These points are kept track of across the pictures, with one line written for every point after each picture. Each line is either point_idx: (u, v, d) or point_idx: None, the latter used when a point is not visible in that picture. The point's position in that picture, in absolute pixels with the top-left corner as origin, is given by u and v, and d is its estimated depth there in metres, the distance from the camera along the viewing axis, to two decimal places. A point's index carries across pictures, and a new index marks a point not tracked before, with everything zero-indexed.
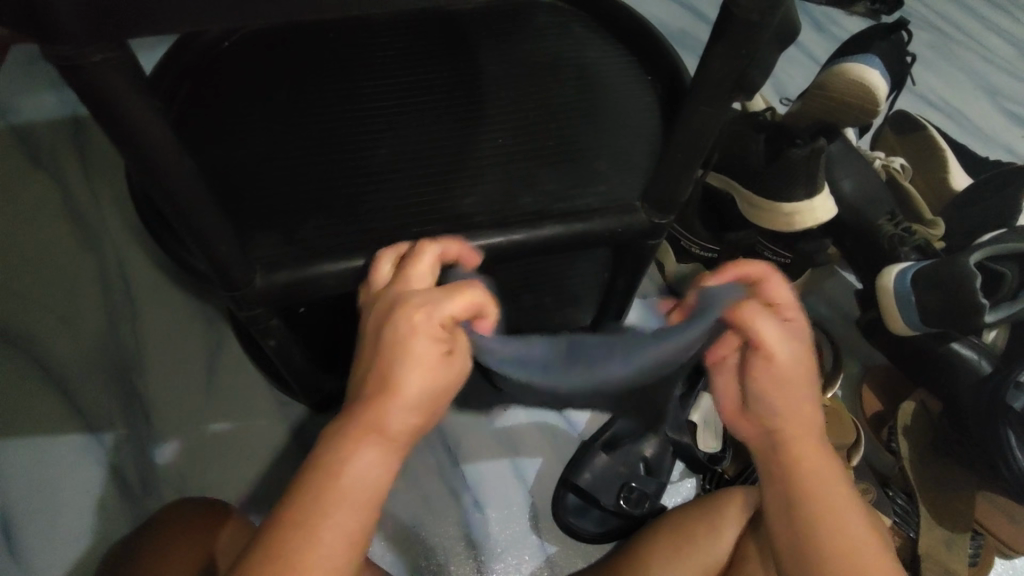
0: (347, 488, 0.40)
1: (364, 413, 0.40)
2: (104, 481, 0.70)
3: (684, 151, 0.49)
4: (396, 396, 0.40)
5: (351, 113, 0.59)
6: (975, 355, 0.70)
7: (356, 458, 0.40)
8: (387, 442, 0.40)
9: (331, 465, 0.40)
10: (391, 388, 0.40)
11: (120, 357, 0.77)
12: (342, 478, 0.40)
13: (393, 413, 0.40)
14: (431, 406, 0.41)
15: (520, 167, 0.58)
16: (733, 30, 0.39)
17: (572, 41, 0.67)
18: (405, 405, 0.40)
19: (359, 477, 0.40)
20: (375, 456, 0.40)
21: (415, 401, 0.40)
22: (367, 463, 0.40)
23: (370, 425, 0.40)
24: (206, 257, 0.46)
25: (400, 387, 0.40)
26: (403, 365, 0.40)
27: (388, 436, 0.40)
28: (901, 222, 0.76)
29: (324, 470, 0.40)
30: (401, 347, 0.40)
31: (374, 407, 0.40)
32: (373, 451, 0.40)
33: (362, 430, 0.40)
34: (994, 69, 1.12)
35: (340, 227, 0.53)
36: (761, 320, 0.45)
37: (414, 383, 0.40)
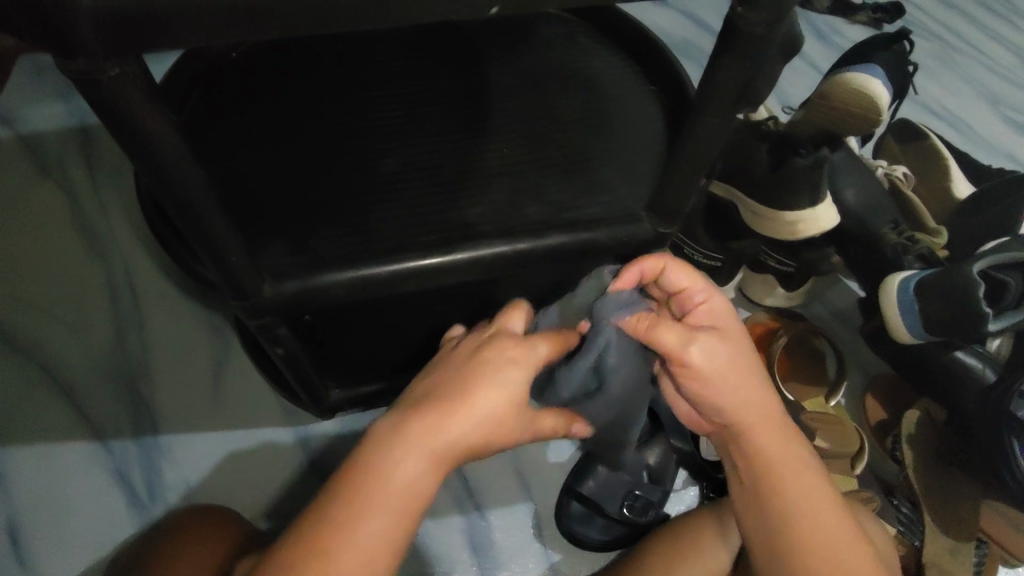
0: (387, 492, 0.40)
1: (424, 415, 0.41)
2: (111, 487, 0.71)
3: (689, 161, 0.50)
4: (464, 410, 0.41)
5: (359, 123, 0.59)
6: (978, 363, 0.70)
7: (405, 466, 0.40)
8: (440, 454, 0.41)
9: (376, 461, 0.40)
10: (466, 405, 0.41)
11: (127, 364, 0.77)
12: (385, 475, 0.40)
13: (452, 428, 0.41)
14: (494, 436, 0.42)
15: (526, 177, 0.59)
16: (737, 42, 0.40)
17: (576, 52, 0.67)
18: (474, 422, 0.41)
19: (400, 481, 0.40)
20: (422, 467, 0.40)
21: (484, 423, 0.42)
22: (412, 467, 0.40)
23: (427, 428, 0.41)
24: (217, 266, 0.47)
25: (472, 408, 0.41)
26: (486, 386, 0.42)
27: (442, 450, 0.41)
28: (904, 230, 0.76)
29: (370, 463, 0.40)
30: (489, 368, 0.43)
31: (438, 417, 0.41)
32: (424, 462, 0.40)
33: (419, 437, 0.40)
34: (997, 78, 1.12)
35: (349, 236, 0.54)
36: (662, 332, 0.47)
37: (495, 410, 0.42)
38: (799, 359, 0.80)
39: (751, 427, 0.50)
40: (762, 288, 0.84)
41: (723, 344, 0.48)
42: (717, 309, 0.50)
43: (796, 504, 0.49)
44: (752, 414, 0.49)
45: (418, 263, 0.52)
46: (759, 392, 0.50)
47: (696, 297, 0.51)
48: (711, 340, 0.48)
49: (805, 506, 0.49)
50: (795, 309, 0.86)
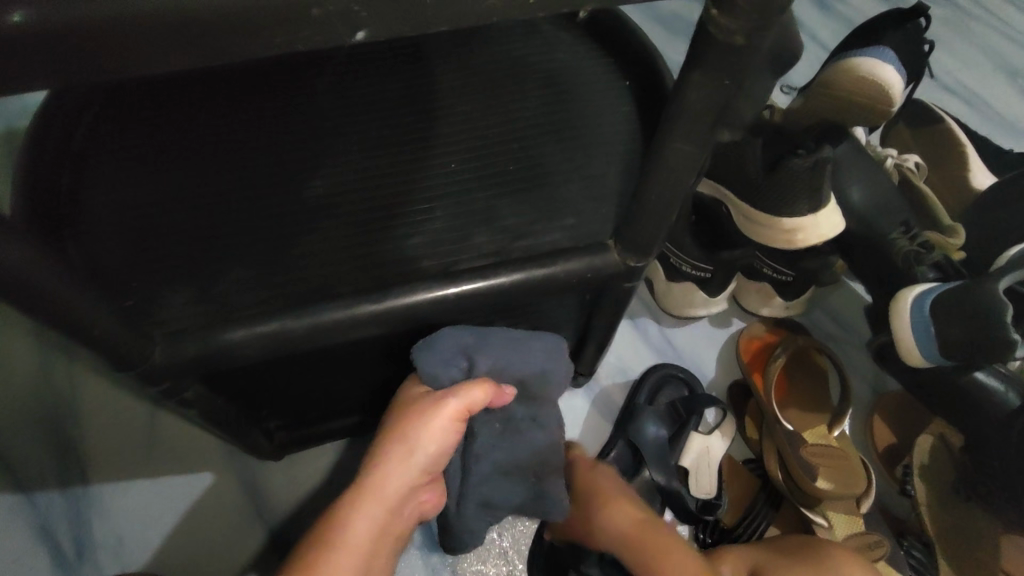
0: (339, 548, 0.46)
1: (367, 475, 0.49)
2: (34, 547, 0.64)
3: (660, 189, 0.41)
4: (397, 443, 0.48)
5: (279, 142, 0.51)
6: (1002, 386, 0.62)
7: (350, 514, 0.47)
8: (383, 499, 0.48)
9: (333, 526, 0.47)
10: (395, 447, 0.49)
11: (53, 403, 0.70)
12: (341, 535, 0.47)
13: (389, 462, 0.49)
14: (424, 461, 0.49)
15: (476, 199, 0.50)
16: (711, 55, 0.31)
17: (538, 42, 0.58)
18: (400, 459, 0.48)
19: (359, 535, 0.47)
20: (370, 510, 0.48)
21: (412, 455, 0.48)
22: (367, 520, 0.48)
23: (372, 482, 0.48)
24: (84, 337, 0.38)
25: (414, 442, 0.48)
26: (414, 428, 0.48)
27: (386, 490, 0.48)
28: (916, 235, 0.67)
29: (329, 529, 0.47)
30: (407, 410, 0.49)
31: (379, 460, 0.49)
32: (369, 506, 0.48)
33: (360, 491, 0.48)
34: (1017, 47, 1.01)
35: (262, 282, 0.45)
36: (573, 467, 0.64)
37: (414, 441, 0.48)
38: (799, 378, 0.72)
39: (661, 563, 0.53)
40: (758, 298, 0.76)
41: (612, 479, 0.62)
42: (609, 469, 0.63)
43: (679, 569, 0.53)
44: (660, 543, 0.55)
45: (344, 313, 0.44)
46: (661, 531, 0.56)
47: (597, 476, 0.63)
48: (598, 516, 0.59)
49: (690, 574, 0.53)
50: (795, 319, 0.78)
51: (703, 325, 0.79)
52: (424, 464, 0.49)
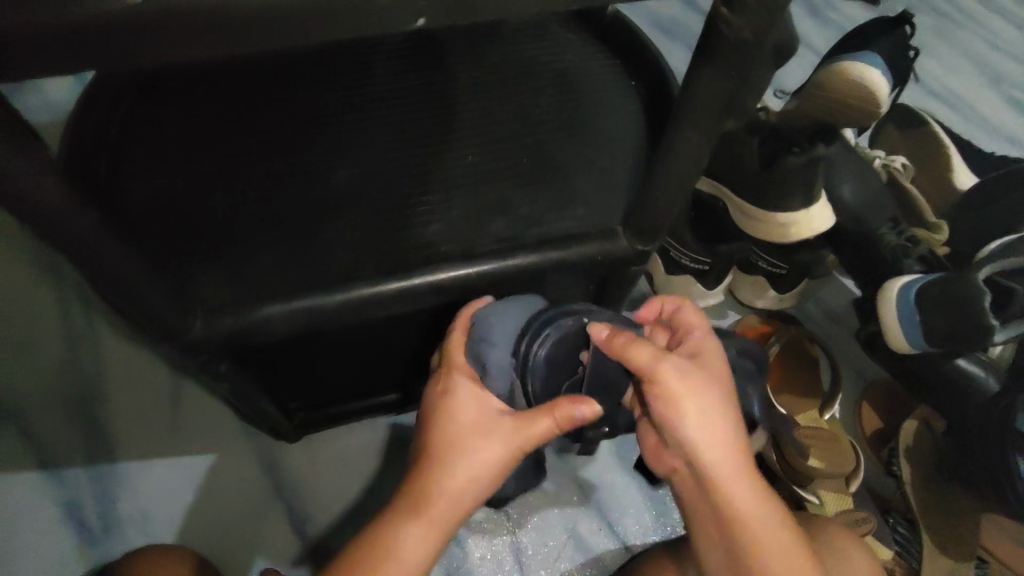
0: (388, 572, 0.45)
1: (420, 490, 0.47)
2: (62, 522, 0.67)
3: (668, 176, 0.45)
4: (455, 460, 0.47)
5: (307, 132, 0.53)
6: (982, 372, 0.66)
7: (403, 537, 0.46)
8: (438, 519, 0.47)
9: (382, 540, 0.46)
10: (451, 464, 0.47)
11: (79, 384, 0.73)
12: (391, 553, 0.46)
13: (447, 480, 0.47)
14: (481, 485, 0.47)
15: (492, 189, 0.53)
16: (719, 50, 0.34)
17: (549, 43, 0.61)
18: (463, 482, 0.46)
19: (411, 555, 0.46)
20: (421, 529, 0.46)
21: (477, 482, 0.47)
22: (418, 540, 0.46)
23: (426, 499, 0.47)
24: (135, 308, 0.41)
25: (471, 460, 0.47)
26: (472, 446, 0.47)
27: (441, 510, 0.47)
28: (903, 230, 0.71)
29: (378, 545, 0.46)
30: (473, 431, 0.47)
31: (432, 474, 0.47)
32: (422, 530, 0.46)
33: (417, 509, 0.46)
34: (1002, 55, 1.06)
35: (293, 262, 0.48)
36: (635, 350, 0.47)
37: (473, 461, 0.47)
38: (793, 366, 0.76)
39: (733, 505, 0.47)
40: (753, 290, 0.80)
41: (716, 405, 0.47)
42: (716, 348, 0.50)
43: (745, 491, 0.47)
44: (736, 483, 0.47)
45: (374, 290, 0.48)
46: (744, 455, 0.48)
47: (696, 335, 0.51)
48: (685, 363, 0.48)
49: (750, 498, 0.47)
50: (788, 311, 0.81)
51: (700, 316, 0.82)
52: (479, 492, 0.47)
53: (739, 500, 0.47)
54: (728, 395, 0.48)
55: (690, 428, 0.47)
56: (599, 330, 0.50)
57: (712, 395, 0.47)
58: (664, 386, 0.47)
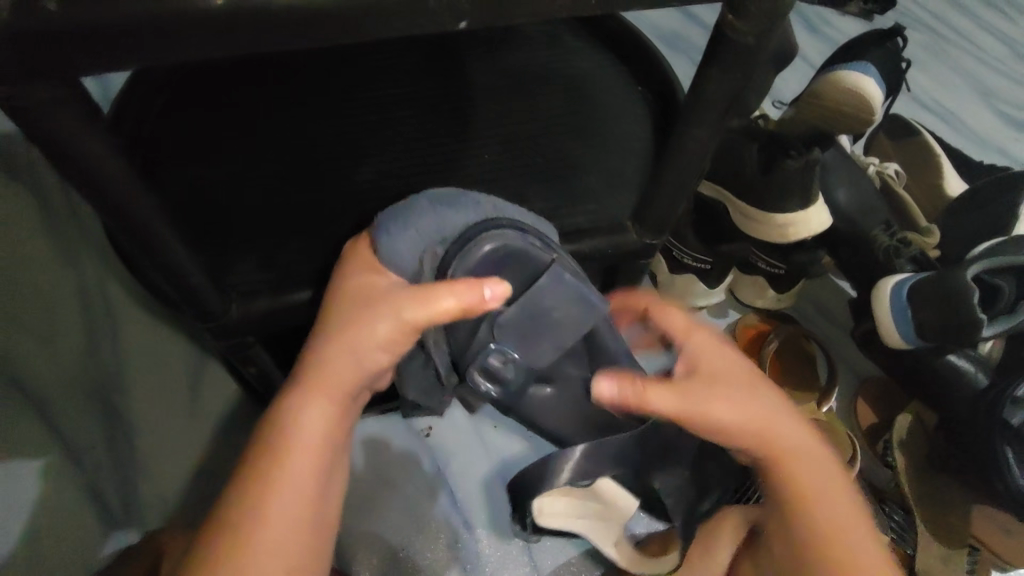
0: (292, 451, 0.41)
1: (309, 364, 0.43)
2: (83, 506, 0.69)
3: (675, 172, 0.48)
4: (342, 330, 0.43)
5: (335, 130, 0.56)
6: (971, 367, 0.69)
7: (304, 408, 0.42)
8: (331, 389, 0.43)
9: (279, 420, 0.42)
10: (341, 327, 0.43)
11: (100, 374, 0.75)
12: (288, 431, 0.42)
13: (332, 354, 0.43)
14: (374, 357, 0.43)
15: (508, 186, 0.56)
16: (725, 53, 0.38)
17: (560, 51, 0.65)
18: (349, 352, 0.43)
19: (311, 432, 0.42)
20: (320, 402, 0.42)
21: (352, 351, 0.43)
22: (316, 417, 0.42)
23: (318, 370, 0.43)
24: (178, 290, 0.44)
25: (373, 322, 0.43)
26: (361, 308, 0.43)
27: (334, 383, 0.43)
28: (896, 232, 0.74)
29: (272, 424, 0.42)
30: (362, 301, 0.44)
31: (317, 350, 0.43)
32: (317, 403, 0.42)
33: (309, 386, 0.42)
34: (990, 70, 1.10)
35: (323, 252, 0.51)
36: (651, 394, 0.48)
37: (363, 322, 0.43)
38: (790, 362, 0.79)
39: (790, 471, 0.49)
40: (753, 291, 0.83)
41: (734, 393, 0.49)
42: (710, 339, 0.52)
43: (822, 481, 0.49)
44: (787, 441, 0.49)
45: None
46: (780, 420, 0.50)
47: (691, 344, 0.52)
48: (703, 387, 0.49)
49: (830, 485, 0.49)
50: (785, 311, 0.85)
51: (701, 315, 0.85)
52: (365, 367, 0.43)
53: (827, 508, 0.48)
54: (758, 394, 0.50)
55: (752, 445, 0.49)
56: (603, 389, 0.49)
57: (739, 398, 0.49)
58: (706, 423, 0.48)
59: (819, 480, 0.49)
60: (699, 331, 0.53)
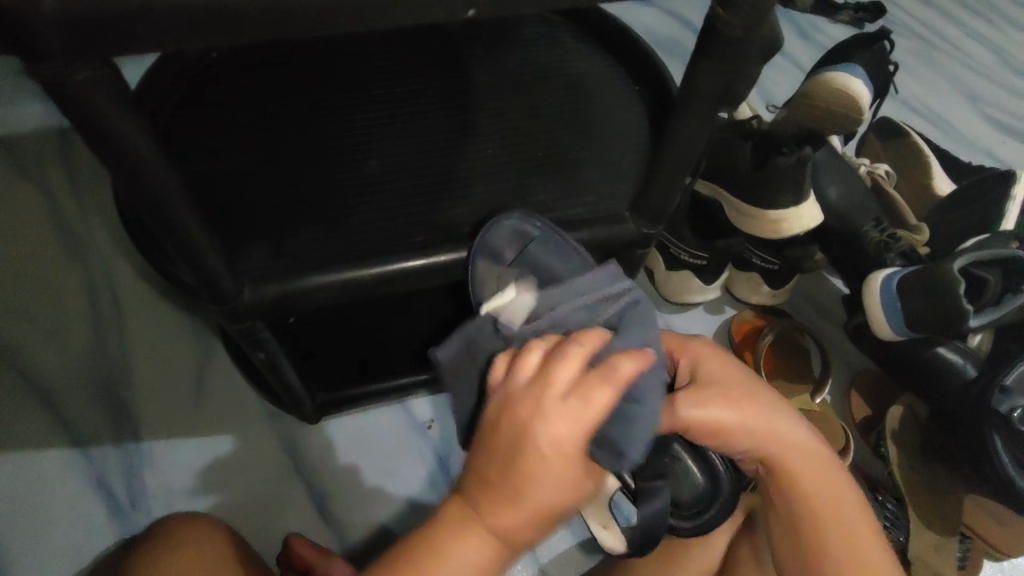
0: None
1: (470, 498, 0.37)
2: (91, 497, 0.70)
3: (670, 161, 0.50)
4: (536, 475, 0.36)
5: (341, 125, 0.58)
6: (960, 359, 0.71)
7: (457, 547, 0.37)
8: (495, 537, 0.37)
9: (434, 554, 0.37)
10: (540, 468, 0.36)
11: (108, 368, 0.76)
12: (439, 574, 0.37)
13: (533, 497, 0.36)
14: (570, 496, 0.37)
15: (509, 179, 0.58)
16: (717, 44, 0.40)
17: (559, 52, 0.67)
18: (549, 492, 0.36)
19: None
20: (479, 547, 0.37)
21: (562, 478, 0.36)
22: (472, 558, 0.37)
23: (479, 513, 0.37)
24: (194, 273, 0.45)
25: (541, 479, 0.36)
26: (527, 448, 0.36)
27: (504, 531, 0.37)
28: (885, 228, 0.76)
29: (424, 563, 0.37)
30: (527, 427, 0.36)
31: (502, 495, 0.36)
32: (487, 551, 0.37)
33: (492, 518, 0.37)
34: (976, 75, 1.13)
35: (331, 239, 0.52)
36: (656, 418, 0.49)
37: (530, 474, 0.36)
38: (784, 355, 0.81)
39: (795, 475, 0.50)
40: (747, 287, 0.85)
41: (723, 397, 0.51)
42: (705, 349, 0.55)
43: (809, 467, 0.51)
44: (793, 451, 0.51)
45: (403, 265, 0.52)
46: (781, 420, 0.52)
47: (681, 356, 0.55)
48: (695, 394, 0.50)
49: (817, 472, 0.51)
50: (779, 307, 0.86)
51: (697, 311, 0.87)
52: (567, 494, 0.37)
53: (829, 492, 0.50)
54: (754, 397, 0.52)
55: (749, 447, 0.51)
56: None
57: (729, 398, 0.51)
58: (702, 428, 0.50)
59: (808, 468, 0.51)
60: (694, 341, 0.55)
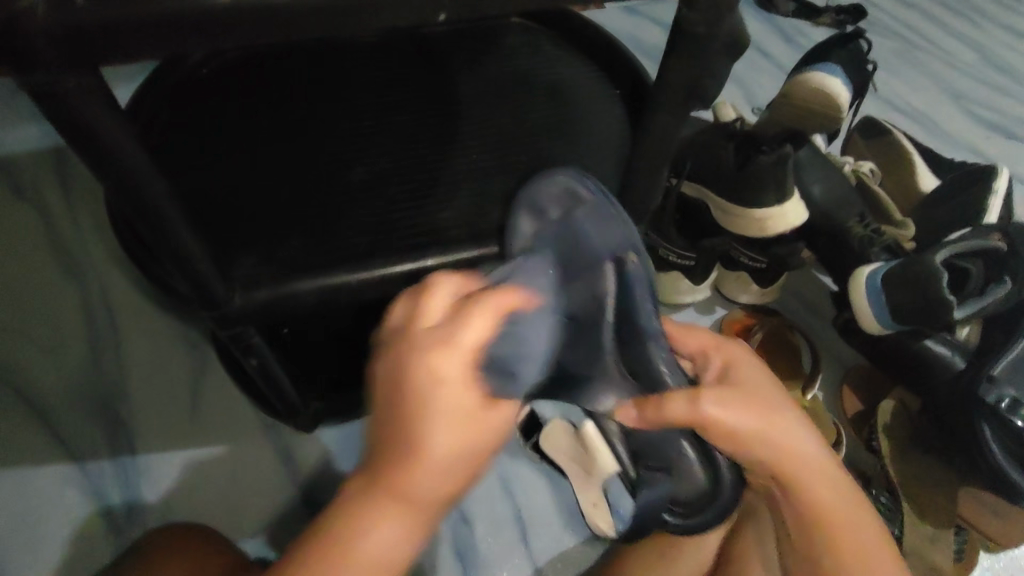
0: (351, 564, 0.38)
1: (382, 468, 0.38)
2: (88, 511, 0.70)
3: (647, 158, 0.51)
4: (428, 422, 0.37)
5: (327, 135, 0.59)
6: (948, 350, 0.71)
7: (370, 530, 0.38)
8: (403, 500, 0.37)
9: (345, 523, 0.38)
10: (410, 410, 0.37)
11: (104, 383, 0.77)
12: (352, 549, 0.38)
13: (425, 446, 0.37)
14: (470, 441, 0.38)
15: (493, 182, 0.59)
16: (683, 43, 0.41)
17: (541, 58, 0.68)
18: (446, 437, 0.37)
19: (376, 551, 0.38)
20: (392, 521, 0.38)
21: (460, 428, 0.37)
22: (388, 535, 0.38)
23: (388, 480, 0.37)
24: (187, 280, 0.46)
25: (434, 435, 0.37)
26: (411, 384, 0.37)
27: (412, 490, 0.37)
28: (870, 224, 0.77)
29: (336, 534, 0.38)
30: (408, 369, 0.38)
31: (390, 450, 0.37)
32: (401, 518, 0.38)
33: (391, 501, 0.37)
34: (958, 73, 1.15)
35: (320, 244, 0.53)
36: (674, 405, 0.46)
37: (426, 420, 0.37)
38: (775, 353, 0.82)
39: (803, 483, 0.49)
40: (737, 285, 0.85)
41: (751, 398, 0.49)
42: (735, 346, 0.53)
43: (815, 479, 0.50)
44: (809, 464, 0.50)
45: (389, 269, 0.53)
46: (801, 427, 0.50)
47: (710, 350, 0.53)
48: (722, 393, 0.47)
49: (820, 481, 0.50)
50: (770, 305, 0.87)
51: (688, 312, 0.88)
52: (472, 433, 0.38)
53: (832, 500, 0.50)
54: (782, 412, 0.50)
55: (765, 457, 0.48)
56: (626, 409, 0.47)
57: (754, 409, 0.48)
58: (721, 425, 0.47)
59: (813, 486, 0.50)
60: (730, 342, 0.54)
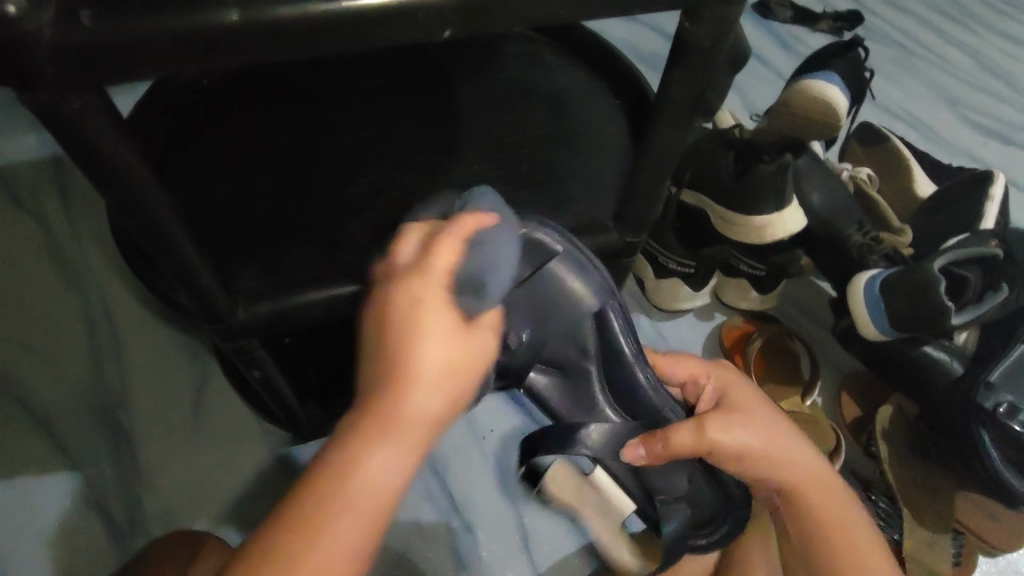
0: (353, 491, 0.35)
1: (376, 405, 0.35)
2: (90, 520, 0.70)
3: (648, 170, 0.51)
4: (421, 337, 0.36)
5: (328, 146, 0.59)
6: (946, 356, 0.72)
7: (363, 462, 0.35)
8: (411, 435, 0.35)
9: (344, 460, 0.35)
10: (402, 331, 0.36)
11: (105, 392, 0.77)
12: (354, 478, 0.35)
13: (424, 368, 0.36)
14: (466, 363, 0.37)
15: (494, 193, 0.59)
16: (685, 57, 0.42)
17: (542, 67, 0.68)
18: (435, 355, 0.36)
19: (382, 481, 0.35)
20: (392, 448, 0.35)
21: (452, 344, 0.37)
22: (390, 462, 0.35)
23: (391, 412, 0.35)
24: (189, 293, 0.46)
25: (424, 348, 0.36)
26: (398, 312, 0.36)
27: (415, 413, 0.35)
28: (869, 231, 0.78)
29: (331, 477, 0.35)
30: (396, 296, 0.37)
31: (387, 380, 0.36)
32: (399, 447, 0.35)
33: (379, 430, 0.35)
34: (955, 80, 1.15)
35: (321, 257, 0.54)
36: (678, 434, 0.49)
37: (413, 338, 0.36)
38: (773, 360, 0.83)
39: (808, 500, 0.51)
40: (736, 293, 0.86)
41: (750, 419, 0.51)
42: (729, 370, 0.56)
43: (817, 493, 0.51)
44: (812, 481, 0.51)
45: None
46: (802, 445, 0.52)
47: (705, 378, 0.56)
48: (721, 417, 0.50)
49: (824, 496, 0.51)
50: (769, 312, 0.87)
51: (687, 318, 0.88)
52: (465, 355, 0.37)
53: (840, 518, 0.51)
54: (779, 429, 0.52)
55: (767, 474, 0.50)
56: (634, 448, 0.49)
57: (756, 429, 0.50)
58: (722, 448, 0.49)
59: (816, 503, 0.51)
60: (722, 366, 0.57)
